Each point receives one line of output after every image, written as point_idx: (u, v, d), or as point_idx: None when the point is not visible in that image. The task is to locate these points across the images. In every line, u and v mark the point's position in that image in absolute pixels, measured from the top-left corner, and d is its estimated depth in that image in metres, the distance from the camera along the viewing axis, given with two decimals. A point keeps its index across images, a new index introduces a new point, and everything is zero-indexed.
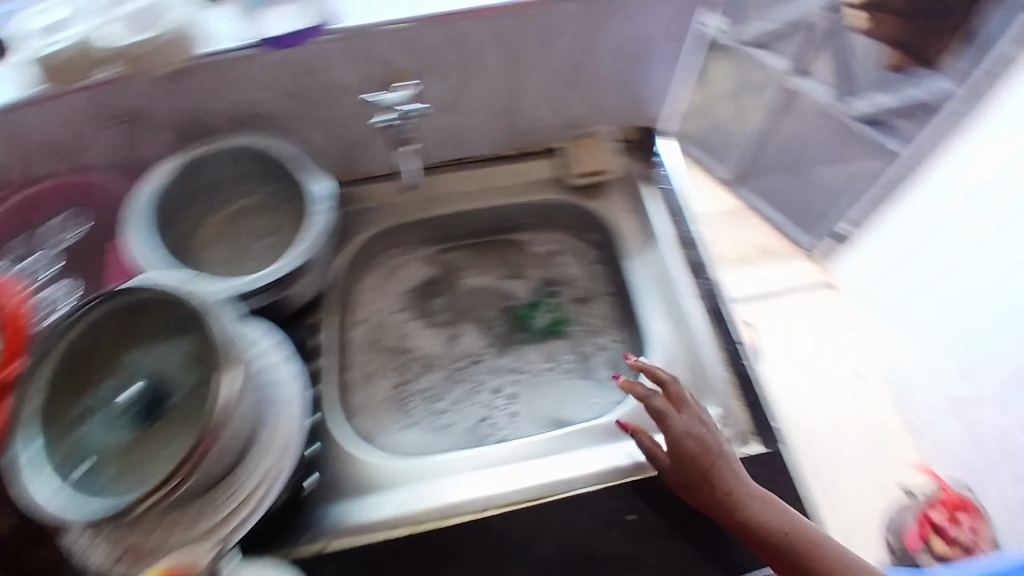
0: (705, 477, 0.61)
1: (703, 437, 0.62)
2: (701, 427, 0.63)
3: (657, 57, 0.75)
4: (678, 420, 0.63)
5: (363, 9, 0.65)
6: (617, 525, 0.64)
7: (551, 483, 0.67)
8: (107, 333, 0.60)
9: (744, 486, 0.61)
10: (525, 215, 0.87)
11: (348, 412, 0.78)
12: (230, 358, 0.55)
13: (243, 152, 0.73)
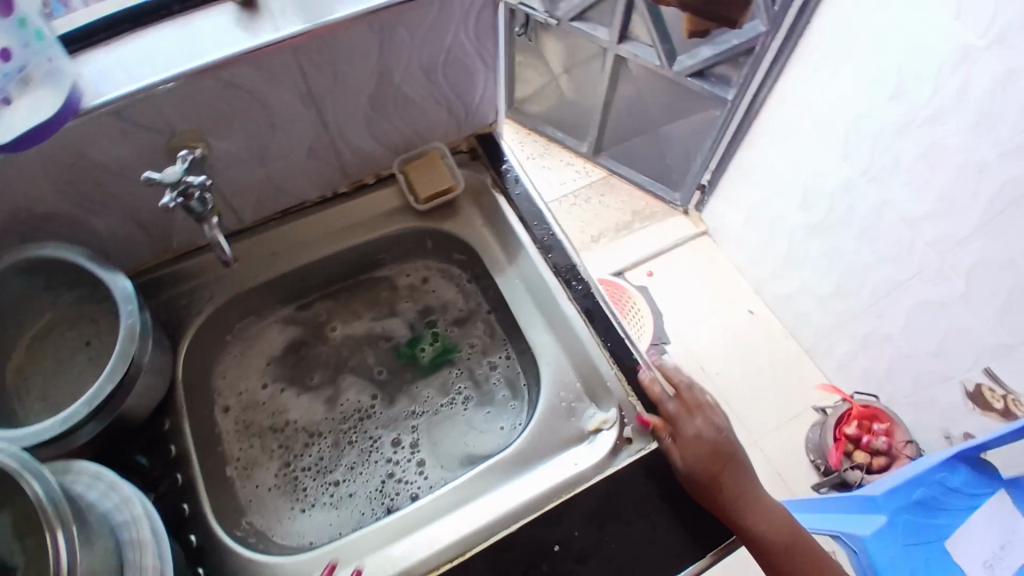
0: (720, 481, 0.60)
1: (713, 437, 0.62)
2: (714, 431, 0.63)
3: (473, 64, 0.70)
4: (691, 420, 0.62)
5: (118, 76, 0.56)
6: (596, 525, 0.59)
7: (496, 516, 0.61)
8: None
9: (748, 487, 0.62)
10: (381, 251, 0.81)
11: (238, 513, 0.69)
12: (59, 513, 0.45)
13: (27, 266, 0.60)
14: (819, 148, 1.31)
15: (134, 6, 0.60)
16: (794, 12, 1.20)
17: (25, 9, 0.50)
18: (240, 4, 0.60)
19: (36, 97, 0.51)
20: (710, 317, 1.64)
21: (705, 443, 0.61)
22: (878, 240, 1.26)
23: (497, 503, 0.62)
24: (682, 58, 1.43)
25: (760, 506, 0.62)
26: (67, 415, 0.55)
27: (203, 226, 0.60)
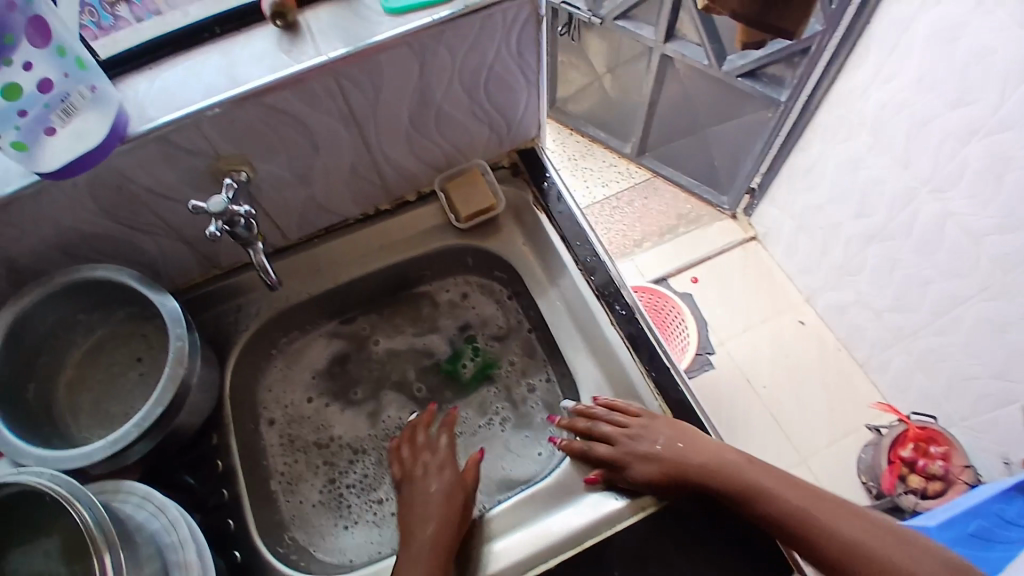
0: (677, 475, 0.60)
1: (647, 447, 0.61)
2: (644, 440, 0.62)
3: (517, 81, 0.68)
4: (617, 450, 0.62)
5: (165, 101, 0.56)
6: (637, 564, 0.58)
7: (536, 554, 0.60)
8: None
9: (705, 465, 0.59)
10: (423, 268, 0.80)
11: (287, 526, 0.70)
12: (102, 542, 0.46)
13: (82, 284, 0.61)
14: (878, 153, 1.23)
15: (177, 31, 0.60)
16: (853, 10, 1.12)
17: (63, 36, 0.49)
18: (280, 27, 0.59)
19: (98, 110, 0.53)
20: (758, 326, 1.58)
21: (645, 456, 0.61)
22: (940, 253, 1.18)
23: (535, 541, 0.60)
24: (731, 58, 1.36)
25: (729, 460, 0.60)
26: (118, 437, 0.56)
27: (248, 250, 0.60)
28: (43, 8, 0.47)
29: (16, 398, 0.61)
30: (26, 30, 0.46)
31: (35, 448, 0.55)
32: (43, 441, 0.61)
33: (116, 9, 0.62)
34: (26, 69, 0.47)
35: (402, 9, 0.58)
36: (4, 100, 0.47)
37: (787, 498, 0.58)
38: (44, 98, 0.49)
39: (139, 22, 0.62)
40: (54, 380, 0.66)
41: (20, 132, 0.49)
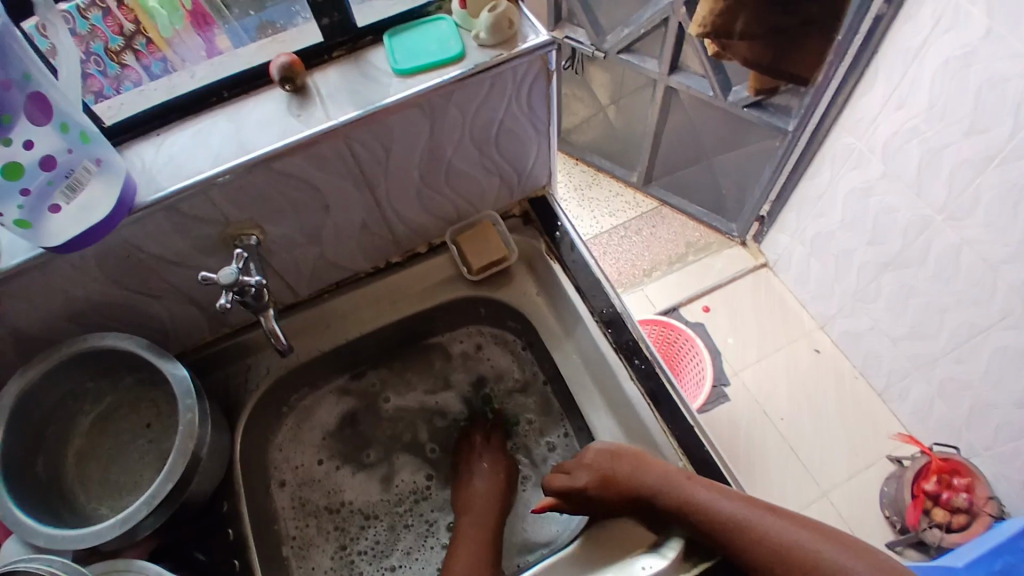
0: (630, 494, 0.61)
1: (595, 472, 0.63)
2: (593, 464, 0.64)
3: (525, 133, 0.68)
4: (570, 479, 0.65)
5: (174, 168, 0.56)
6: None
7: None
8: None
9: (648, 482, 0.60)
10: (435, 321, 0.78)
11: None
12: None
13: (93, 353, 0.60)
14: (890, 181, 1.20)
15: (182, 96, 0.58)
16: (860, 40, 1.10)
17: (68, 111, 0.49)
18: (290, 91, 0.59)
19: (104, 184, 0.51)
20: (773, 355, 1.55)
21: (598, 474, 0.63)
22: (957, 282, 1.16)
23: None
24: (736, 89, 1.36)
25: (672, 475, 0.60)
26: (129, 514, 0.54)
27: (258, 317, 0.59)
28: (44, 85, 0.47)
29: (25, 473, 0.59)
30: (27, 108, 0.46)
31: (43, 528, 0.54)
32: (54, 516, 0.59)
33: (123, 57, 0.58)
34: (26, 147, 0.47)
35: (412, 70, 0.58)
36: (5, 179, 0.47)
37: (730, 511, 0.57)
38: (46, 175, 0.49)
39: (151, 77, 0.59)
40: (63, 450, 0.64)
41: (24, 210, 0.48)
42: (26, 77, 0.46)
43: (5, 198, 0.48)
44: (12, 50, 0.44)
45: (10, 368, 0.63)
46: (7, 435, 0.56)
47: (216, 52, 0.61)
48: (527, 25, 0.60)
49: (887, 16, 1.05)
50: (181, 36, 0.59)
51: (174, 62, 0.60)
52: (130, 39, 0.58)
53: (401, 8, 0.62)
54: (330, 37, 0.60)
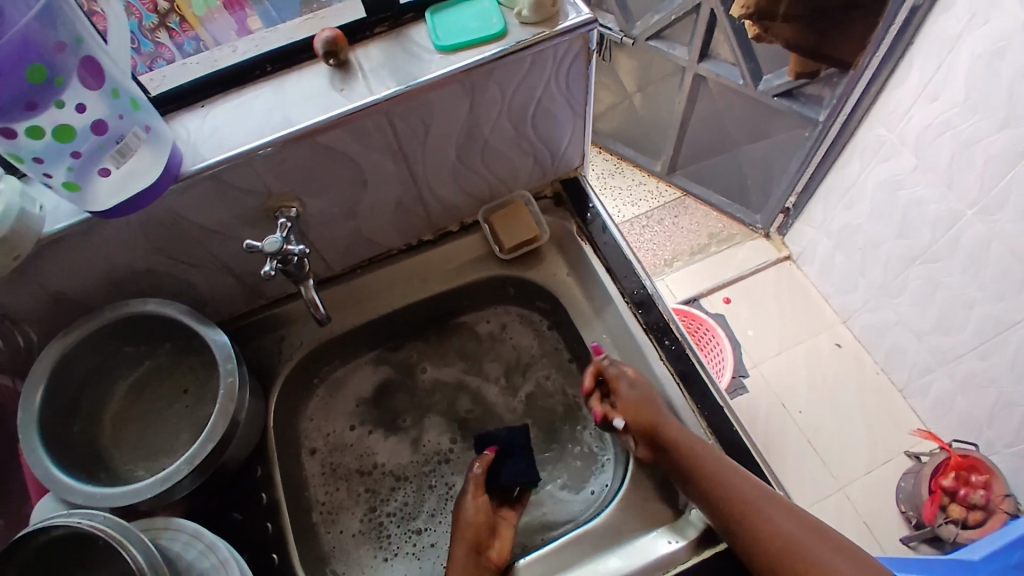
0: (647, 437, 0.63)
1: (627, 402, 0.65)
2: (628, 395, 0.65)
3: (563, 114, 0.69)
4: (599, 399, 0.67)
5: (218, 140, 0.57)
6: None
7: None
8: (41, 557, 0.48)
9: (667, 432, 0.61)
10: (464, 299, 0.79)
11: (329, 558, 0.70)
12: None
13: (130, 320, 0.62)
14: (921, 173, 1.18)
15: (225, 69, 0.60)
16: (896, 29, 1.08)
17: (117, 77, 0.50)
18: (333, 66, 0.59)
19: (154, 153, 0.53)
20: (794, 348, 1.55)
21: (627, 410, 0.65)
22: (985, 276, 1.14)
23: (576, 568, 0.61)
24: (767, 78, 1.35)
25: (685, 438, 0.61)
26: (169, 473, 0.56)
27: (298, 286, 0.61)
28: (95, 48, 0.48)
29: (62, 433, 0.61)
30: (79, 71, 0.47)
31: (82, 486, 0.55)
32: (91, 475, 0.61)
33: (158, 35, 0.61)
34: (79, 110, 0.48)
35: (454, 47, 0.58)
36: (57, 141, 0.48)
37: (734, 488, 0.58)
38: (98, 139, 0.50)
39: (183, 54, 0.62)
40: (99, 414, 0.66)
41: (72, 171, 0.50)
42: (78, 40, 0.46)
43: (57, 160, 0.49)
44: (65, 12, 0.45)
45: (51, 330, 0.65)
46: (47, 391, 0.58)
47: (246, 30, 0.63)
48: (568, 4, 0.61)
49: (925, 5, 1.03)
50: (213, 15, 0.63)
51: (206, 40, 0.62)
52: (163, 16, 0.61)
53: None
54: (373, 14, 0.61)
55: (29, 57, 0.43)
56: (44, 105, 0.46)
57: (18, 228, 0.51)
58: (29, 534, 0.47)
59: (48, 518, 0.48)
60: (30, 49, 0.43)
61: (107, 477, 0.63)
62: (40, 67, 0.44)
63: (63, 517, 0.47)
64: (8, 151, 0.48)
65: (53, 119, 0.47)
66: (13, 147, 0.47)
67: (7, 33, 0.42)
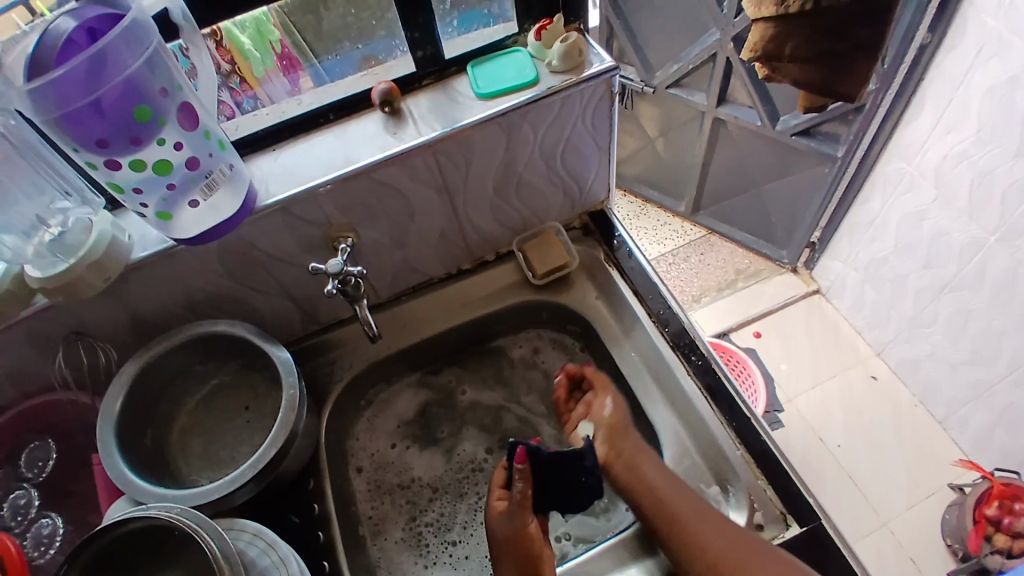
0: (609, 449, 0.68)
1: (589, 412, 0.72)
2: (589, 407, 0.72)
3: (590, 151, 0.76)
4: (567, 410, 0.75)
5: (286, 178, 0.65)
6: None
7: None
8: (120, 547, 0.53)
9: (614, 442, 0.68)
10: (500, 323, 0.85)
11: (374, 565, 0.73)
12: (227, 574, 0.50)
13: (201, 339, 0.69)
14: (942, 204, 1.21)
15: (293, 119, 0.68)
16: (905, 69, 1.15)
17: (208, 122, 0.58)
18: (387, 113, 0.68)
19: (235, 189, 0.61)
20: (828, 382, 1.54)
21: (599, 421, 0.70)
22: (1013, 303, 1.14)
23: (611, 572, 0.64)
24: (785, 118, 1.41)
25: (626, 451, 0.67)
26: (237, 475, 0.61)
27: (354, 306, 0.68)
28: (190, 96, 0.56)
29: (136, 442, 0.67)
30: (178, 115, 0.55)
31: (149, 487, 0.60)
32: (159, 480, 0.67)
33: (221, 94, 0.68)
34: (176, 147, 0.56)
35: (492, 94, 0.66)
36: (155, 173, 0.56)
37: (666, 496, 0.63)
38: (190, 173, 0.57)
39: (243, 111, 0.70)
40: (167, 428, 0.72)
41: (166, 201, 0.58)
42: (177, 89, 0.55)
43: (152, 190, 0.57)
44: (166, 65, 0.53)
45: (128, 349, 0.72)
46: (124, 403, 0.65)
47: (299, 90, 0.71)
48: (593, 54, 0.69)
49: (932, 45, 1.10)
50: (271, 77, 0.69)
51: (262, 99, 0.70)
52: (226, 76, 0.67)
53: (481, 43, 0.72)
54: (422, 68, 0.70)
55: (134, 99, 0.51)
56: (145, 141, 0.54)
57: (110, 254, 0.59)
58: (111, 526, 0.51)
59: (135, 512, 0.52)
60: (134, 93, 0.51)
61: (173, 483, 0.69)
62: (144, 108, 0.52)
63: (148, 510, 0.52)
64: (110, 182, 0.56)
65: (153, 154, 0.55)
66: (115, 177, 0.55)
67: (116, 78, 0.49)
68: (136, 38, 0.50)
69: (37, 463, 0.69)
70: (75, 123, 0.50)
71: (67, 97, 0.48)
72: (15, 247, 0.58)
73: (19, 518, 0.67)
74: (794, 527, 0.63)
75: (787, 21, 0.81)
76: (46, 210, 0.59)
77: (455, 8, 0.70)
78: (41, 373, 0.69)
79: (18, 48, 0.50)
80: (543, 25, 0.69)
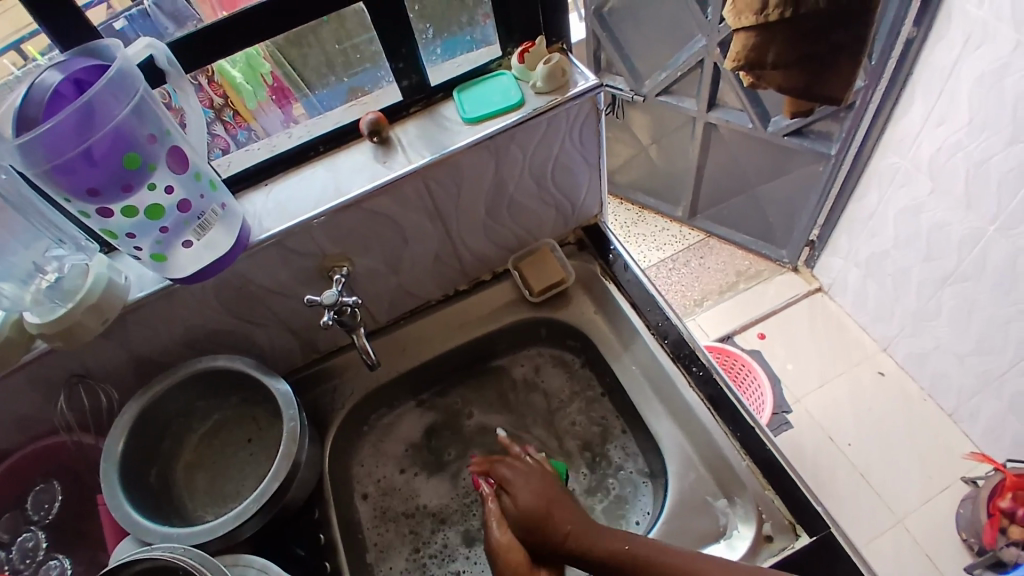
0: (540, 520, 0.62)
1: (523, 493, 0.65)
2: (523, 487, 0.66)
3: (580, 168, 0.76)
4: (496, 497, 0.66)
5: (279, 213, 0.65)
6: None
7: None
8: None
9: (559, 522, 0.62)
10: (499, 342, 0.85)
11: None
12: None
13: (201, 374, 0.69)
14: (939, 197, 1.21)
15: (284, 152, 0.69)
16: (893, 63, 1.15)
17: (198, 163, 0.59)
18: (376, 142, 0.69)
19: (229, 225, 0.61)
20: (835, 381, 1.52)
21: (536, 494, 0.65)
22: (1016, 291, 1.13)
23: None
24: (775, 119, 1.41)
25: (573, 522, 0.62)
26: (241, 509, 0.61)
27: (352, 334, 0.69)
28: (180, 139, 0.57)
29: (140, 479, 0.67)
30: (168, 158, 0.56)
31: (153, 526, 0.60)
32: (165, 519, 0.67)
33: (215, 127, 0.69)
34: (167, 191, 0.56)
35: (479, 118, 0.67)
36: (148, 218, 0.56)
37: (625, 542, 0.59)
38: (182, 215, 0.58)
39: (238, 144, 0.71)
40: (172, 462, 0.72)
41: (160, 243, 0.58)
42: (166, 133, 0.55)
43: (146, 233, 0.57)
44: (154, 111, 0.54)
45: (130, 388, 0.72)
46: (124, 444, 0.65)
47: (293, 120, 0.72)
48: (577, 73, 0.69)
49: (918, 39, 1.10)
50: (265, 108, 0.70)
51: (257, 131, 0.72)
52: (219, 110, 0.68)
53: (467, 68, 0.73)
54: (408, 96, 0.71)
55: (124, 147, 0.52)
56: (136, 187, 0.54)
57: (106, 297, 0.60)
58: (119, 565, 0.51)
59: (138, 553, 0.53)
60: (123, 141, 0.52)
61: (180, 521, 0.69)
62: (133, 155, 0.53)
63: (150, 550, 0.53)
64: (104, 228, 0.56)
65: (146, 199, 0.55)
66: (109, 223, 0.56)
67: (104, 127, 0.50)
68: (122, 88, 0.51)
69: (44, 505, 0.70)
70: (67, 175, 0.50)
71: (57, 148, 0.49)
72: (12, 295, 0.59)
73: (27, 561, 0.67)
74: (804, 537, 0.62)
75: (767, 30, 0.82)
76: (42, 257, 0.59)
77: (438, 36, 0.71)
78: (45, 415, 0.70)
79: (7, 102, 0.51)
80: (525, 48, 0.69)
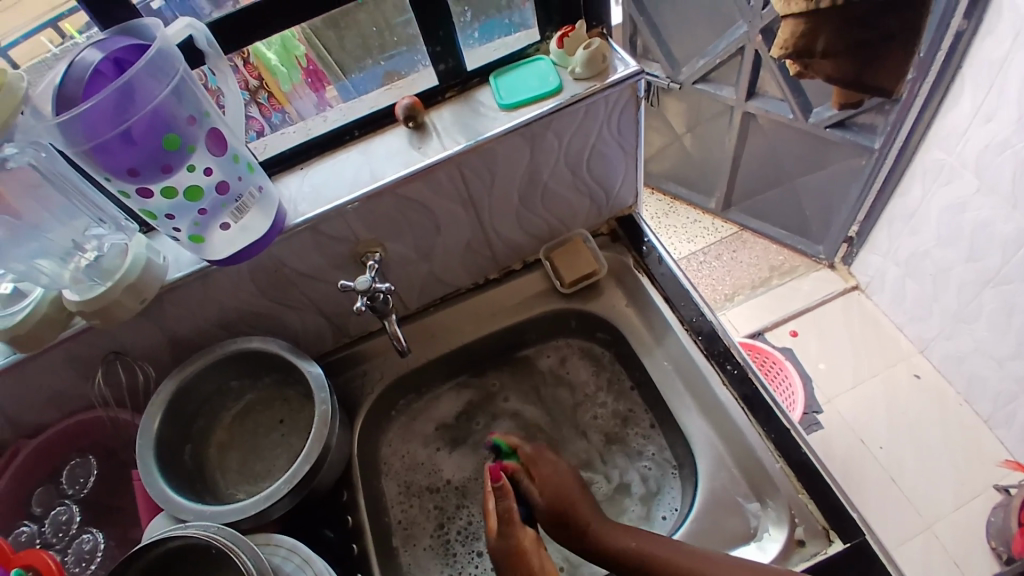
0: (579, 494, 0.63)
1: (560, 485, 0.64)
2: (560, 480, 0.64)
3: (617, 155, 0.75)
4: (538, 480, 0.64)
5: (314, 197, 0.65)
6: None
7: None
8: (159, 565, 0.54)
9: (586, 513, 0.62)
10: (528, 332, 0.84)
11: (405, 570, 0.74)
12: None
13: (237, 355, 0.71)
14: (986, 194, 1.15)
15: (320, 136, 0.69)
16: (943, 55, 1.10)
17: (236, 145, 0.59)
18: (411, 128, 0.68)
19: (266, 208, 0.62)
20: (868, 381, 1.48)
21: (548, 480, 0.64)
22: None
23: None
24: (818, 110, 1.36)
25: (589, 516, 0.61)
26: (271, 492, 0.61)
27: (383, 321, 0.70)
28: (218, 121, 0.57)
29: (175, 458, 0.69)
30: (206, 140, 0.56)
31: (178, 501, 0.62)
32: (198, 496, 0.68)
33: (251, 110, 0.69)
34: (205, 172, 0.57)
35: (515, 104, 0.66)
36: (187, 199, 0.57)
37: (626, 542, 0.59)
38: (219, 197, 0.58)
39: (272, 126, 0.71)
40: (205, 441, 0.74)
41: (198, 225, 0.59)
42: (204, 115, 0.55)
43: (185, 215, 0.58)
44: (193, 92, 0.54)
45: (165, 366, 0.74)
46: (160, 419, 0.67)
47: (326, 103, 0.72)
48: (617, 59, 0.68)
49: (968, 32, 1.05)
50: (299, 92, 0.70)
51: (292, 114, 0.72)
52: (254, 93, 0.68)
53: (504, 52, 0.71)
54: (445, 80, 0.70)
55: (162, 128, 0.52)
56: (175, 168, 0.55)
57: (144, 277, 0.61)
58: (151, 544, 0.52)
59: (174, 529, 0.54)
60: (162, 122, 0.52)
61: (213, 498, 0.71)
62: (172, 136, 0.53)
63: (185, 528, 0.54)
64: (144, 209, 0.57)
65: (184, 180, 0.56)
66: (148, 204, 0.57)
67: (144, 108, 0.51)
68: (162, 68, 0.51)
69: (79, 480, 0.72)
70: (106, 154, 0.51)
71: (98, 128, 0.49)
72: (50, 273, 0.60)
73: (60, 534, 0.69)
74: (837, 543, 0.61)
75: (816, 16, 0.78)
76: (81, 235, 0.60)
77: (476, 18, 0.70)
78: (83, 391, 0.72)
79: (47, 80, 0.52)
80: (565, 32, 0.68)
